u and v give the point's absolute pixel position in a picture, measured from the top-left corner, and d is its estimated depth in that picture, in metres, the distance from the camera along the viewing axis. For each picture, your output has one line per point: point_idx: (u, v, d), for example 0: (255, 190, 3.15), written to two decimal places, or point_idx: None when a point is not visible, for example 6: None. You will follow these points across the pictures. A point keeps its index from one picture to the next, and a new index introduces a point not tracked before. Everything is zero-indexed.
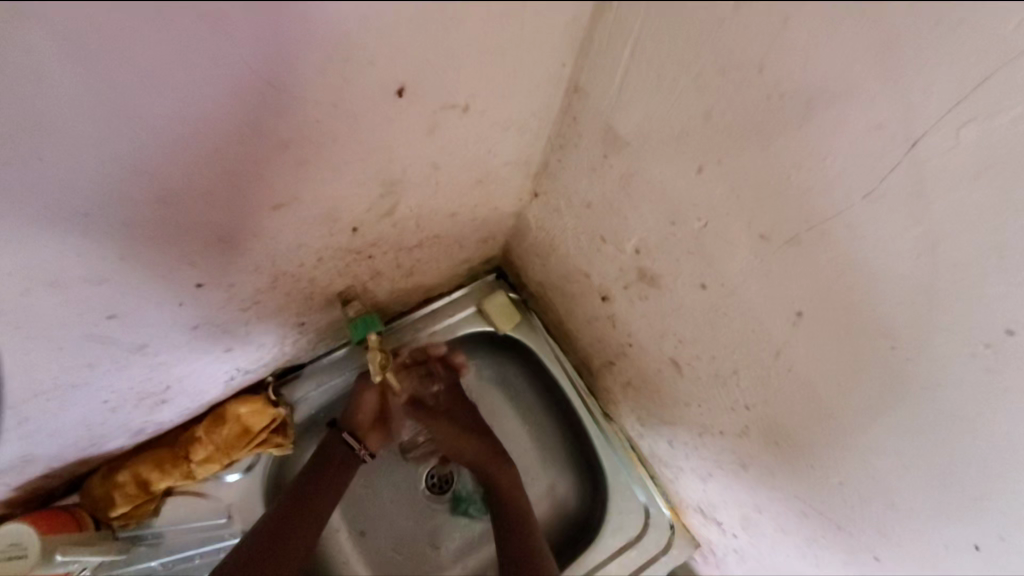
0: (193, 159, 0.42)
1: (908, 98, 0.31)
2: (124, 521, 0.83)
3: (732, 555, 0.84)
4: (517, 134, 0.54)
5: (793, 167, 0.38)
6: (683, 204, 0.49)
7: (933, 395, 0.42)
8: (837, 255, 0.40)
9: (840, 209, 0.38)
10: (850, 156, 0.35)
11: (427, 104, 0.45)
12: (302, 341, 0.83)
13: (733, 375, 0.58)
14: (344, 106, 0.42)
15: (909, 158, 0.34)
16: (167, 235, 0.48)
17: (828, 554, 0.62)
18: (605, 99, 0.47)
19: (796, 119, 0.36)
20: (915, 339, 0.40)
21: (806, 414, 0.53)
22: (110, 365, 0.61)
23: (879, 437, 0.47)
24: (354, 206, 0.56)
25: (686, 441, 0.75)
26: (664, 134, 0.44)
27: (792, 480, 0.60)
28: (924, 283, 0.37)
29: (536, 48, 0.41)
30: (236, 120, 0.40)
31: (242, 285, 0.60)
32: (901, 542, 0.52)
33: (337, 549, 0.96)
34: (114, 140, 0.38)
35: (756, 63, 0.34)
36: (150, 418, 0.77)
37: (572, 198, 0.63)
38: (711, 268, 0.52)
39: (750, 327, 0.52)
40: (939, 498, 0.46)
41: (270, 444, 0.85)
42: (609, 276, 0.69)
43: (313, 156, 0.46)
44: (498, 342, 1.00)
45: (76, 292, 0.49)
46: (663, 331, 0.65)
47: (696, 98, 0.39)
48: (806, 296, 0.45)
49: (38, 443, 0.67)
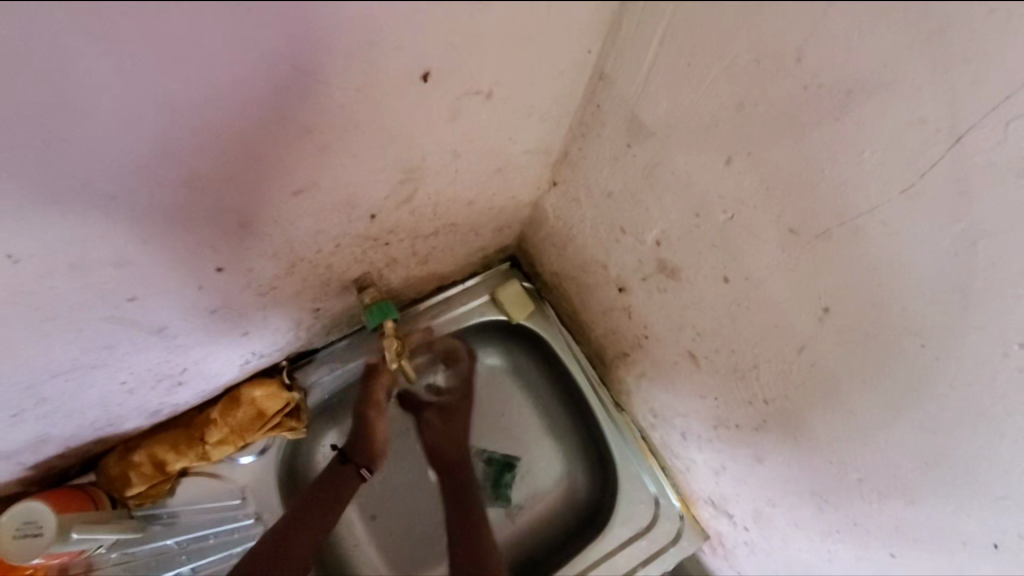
0: (216, 143, 0.41)
1: (955, 89, 0.30)
2: (140, 501, 0.85)
3: (742, 548, 0.84)
4: (539, 121, 0.53)
5: (827, 161, 0.38)
6: (709, 197, 0.48)
7: (962, 395, 0.41)
8: (868, 253, 0.40)
9: (876, 205, 0.37)
10: (888, 146, 0.34)
11: (452, 89, 0.44)
12: (316, 327, 0.83)
13: (753, 370, 0.58)
14: (369, 91, 0.41)
15: (951, 153, 0.33)
16: (189, 219, 0.47)
17: (843, 549, 0.62)
18: (631, 88, 0.46)
19: (833, 111, 0.35)
20: (946, 336, 0.39)
21: (826, 411, 0.52)
22: (129, 347, 0.61)
23: (899, 434, 0.47)
24: (373, 193, 0.56)
25: (700, 433, 0.75)
26: (692, 125, 0.44)
27: (808, 475, 0.60)
28: (959, 281, 0.37)
29: (566, 36, 0.40)
30: (263, 103, 0.39)
31: (261, 270, 0.60)
32: (918, 539, 0.52)
33: (349, 533, 0.97)
34: (137, 122, 0.37)
35: (794, 55, 0.33)
36: (167, 399, 0.78)
37: (591, 188, 0.63)
38: (734, 261, 0.51)
39: (774, 322, 0.51)
40: (959, 496, 0.46)
41: (284, 428, 0.86)
42: (626, 267, 0.68)
43: (335, 142, 0.45)
44: (511, 332, 1.00)
45: (99, 275, 0.49)
46: (681, 324, 0.65)
47: (728, 88, 0.38)
48: (833, 292, 0.44)
49: (55, 423, 0.68)
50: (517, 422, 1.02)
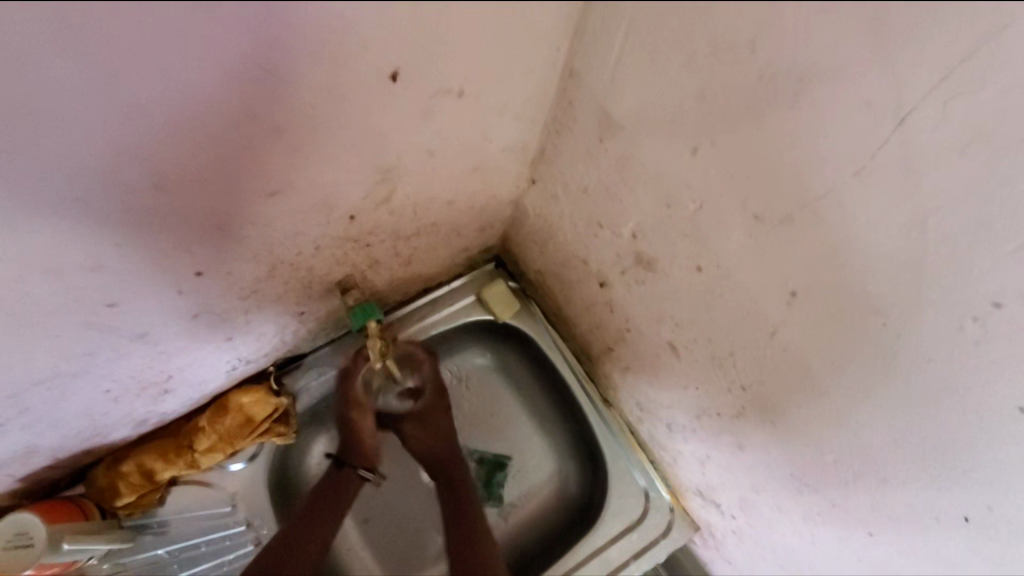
0: (188, 145, 0.42)
1: (896, 75, 0.31)
2: (130, 510, 0.85)
3: (731, 537, 0.85)
4: (513, 119, 0.55)
5: (785, 147, 0.38)
6: (678, 187, 0.49)
7: (922, 370, 0.42)
8: (829, 233, 0.41)
9: (833, 188, 0.38)
10: (841, 131, 0.35)
11: (423, 89, 0.45)
12: (302, 331, 0.84)
13: (730, 357, 0.59)
14: (339, 92, 0.42)
15: (898, 135, 0.34)
16: (166, 222, 0.48)
17: (824, 532, 0.63)
18: (599, 83, 0.47)
19: (789, 97, 0.36)
20: (907, 313, 0.40)
21: (801, 395, 0.53)
22: (112, 354, 0.62)
23: (870, 414, 0.48)
24: (350, 194, 0.57)
25: (684, 424, 0.76)
26: (658, 117, 0.45)
27: (787, 459, 0.61)
28: (914, 258, 0.38)
29: (532, 33, 0.41)
30: (232, 105, 0.39)
31: (242, 273, 0.61)
32: (894, 517, 0.53)
33: (341, 537, 0.97)
34: (109, 124, 0.38)
35: (747, 45, 0.33)
36: (153, 407, 0.78)
37: (568, 184, 0.64)
38: (705, 250, 0.52)
39: (746, 308, 0.52)
40: (930, 472, 0.47)
41: (273, 433, 0.86)
42: (606, 261, 0.69)
43: (309, 143, 0.46)
44: (498, 331, 1.01)
45: (78, 281, 0.49)
46: (660, 316, 0.66)
47: (688, 78, 0.39)
48: (799, 276, 0.45)
49: (41, 433, 0.68)
50: (507, 421, 1.03)
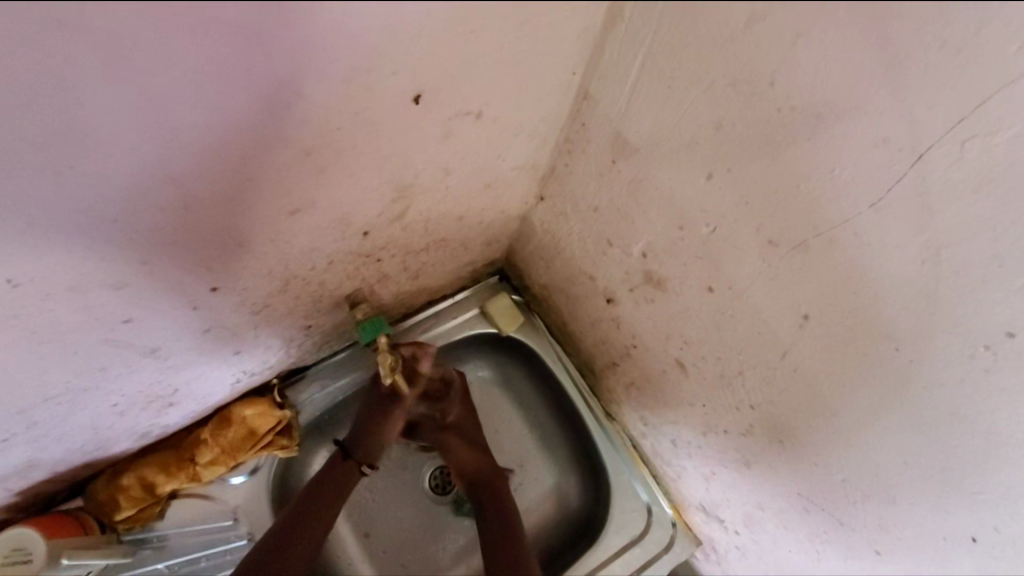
0: (216, 166, 0.42)
1: (914, 115, 0.32)
2: (129, 525, 0.84)
3: (734, 552, 0.85)
4: (528, 140, 0.55)
5: (801, 176, 0.39)
6: (692, 210, 0.50)
7: (932, 394, 0.43)
8: (841, 260, 0.42)
9: (848, 218, 0.39)
10: (856, 164, 0.36)
11: (444, 111, 0.45)
12: (307, 344, 0.83)
13: (738, 376, 0.60)
14: (364, 115, 0.42)
15: (915, 170, 0.34)
16: (188, 241, 0.48)
17: (830, 549, 0.64)
18: (615, 108, 0.48)
19: (807, 130, 0.36)
20: (918, 339, 0.41)
21: (810, 415, 0.54)
22: (122, 369, 0.61)
23: (878, 434, 0.49)
24: (366, 211, 0.57)
25: (689, 440, 0.77)
26: (674, 142, 0.46)
27: (794, 476, 0.62)
28: (926, 287, 0.38)
29: (553, 58, 0.42)
30: (262, 128, 0.40)
31: (255, 289, 0.61)
32: (902, 536, 0.54)
33: (341, 551, 0.96)
34: (141, 147, 0.38)
35: (767, 78, 0.35)
36: (157, 421, 0.78)
37: (578, 203, 0.65)
38: (717, 271, 0.53)
39: (757, 329, 0.53)
40: (938, 493, 0.48)
41: (275, 447, 0.86)
42: (614, 279, 0.70)
43: (329, 164, 0.47)
44: (501, 344, 1.02)
45: (96, 299, 0.49)
46: (668, 333, 0.67)
47: (706, 108, 0.40)
48: (811, 300, 0.46)
49: (45, 447, 0.68)
50: (508, 435, 1.03)
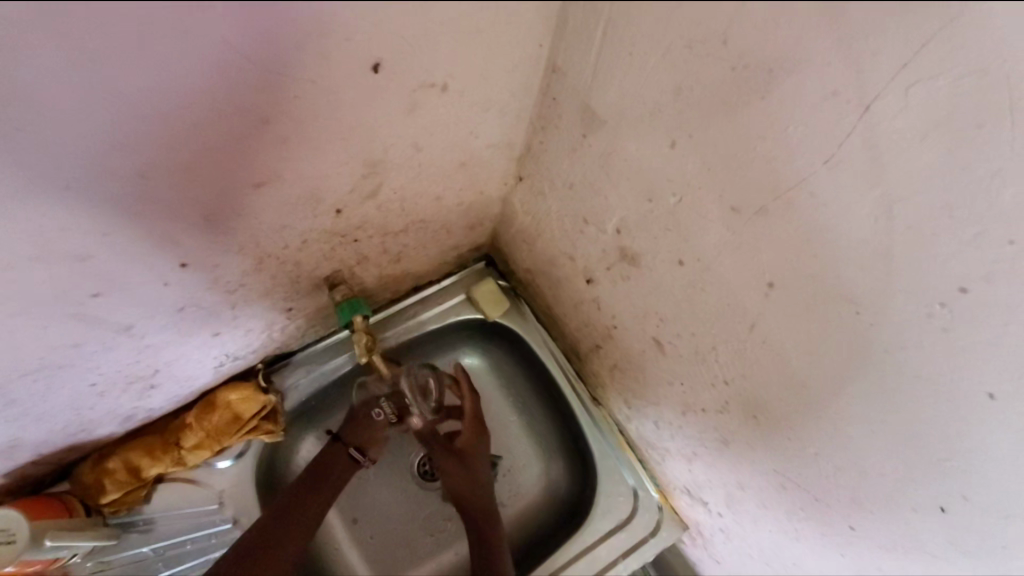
0: (172, 135, 0.42)
1: (861, 68, 0.31)
2: (114, 508, 0.85)
3: (718, 536, 0.85)
4: (498, 115, 0.55)
5: (759, 137, 0.39)
6: (659, 180, 0.50)
7: (895, 361, 0.42)
8: (802, 224, 0.41)
9: (806, 177, 0.39)
10: (810, 122, 0.36)
11: (407, 82, 0.45)
12: (291, 328, 0.84)
13: (712, 351, 0.59)
14: (322, 82, 0.42)
15: (864, 123, 0.34)
16: (151, 211, 0.48)
17: (807, 527, 0.63)
18: (582, 79, 0.48)
19: (761, 88, 0.36)
20: (878, 302, 0.41)
21: (782, 387, 0.54)
22: (97, 346, 0.62)
23: (847, 404, 0.49)
24: (336, 188, 0.57)
25: (671, 421, 0.77)
26: (639, 111, 0.46)
27: (771, 452, 0.61)
28: (883, 247, 0.38)
29: (514, 27, 0.41)
30: (215, 95, 0.40)
31: (228, 266, 0.61)
32: (873, 509, 0.53)
33: (329, 536, 0.97)
34: (91, 112, 0.38)
35: (721, 36, 0.34)
36: (140, 403, 0.78)
37: (554, 180, 0.65)
38: (687, 243, 0.53)
39: (727, 302, 0.53)
40: (907, 464, 0.47)
41: (261, 431, 0.86)
42: (592, 258, 0.70)
43: (289, 135, 0.47)
44: (489, 331, 1.01)
45: (62, 270, 0.49)
46: (645, 311, 0.66)
47: (665, 71, 0.40)
48: (776, 266, 0.46)
49: (25, 427, 0.68)
50: (496, 421, 1.03)
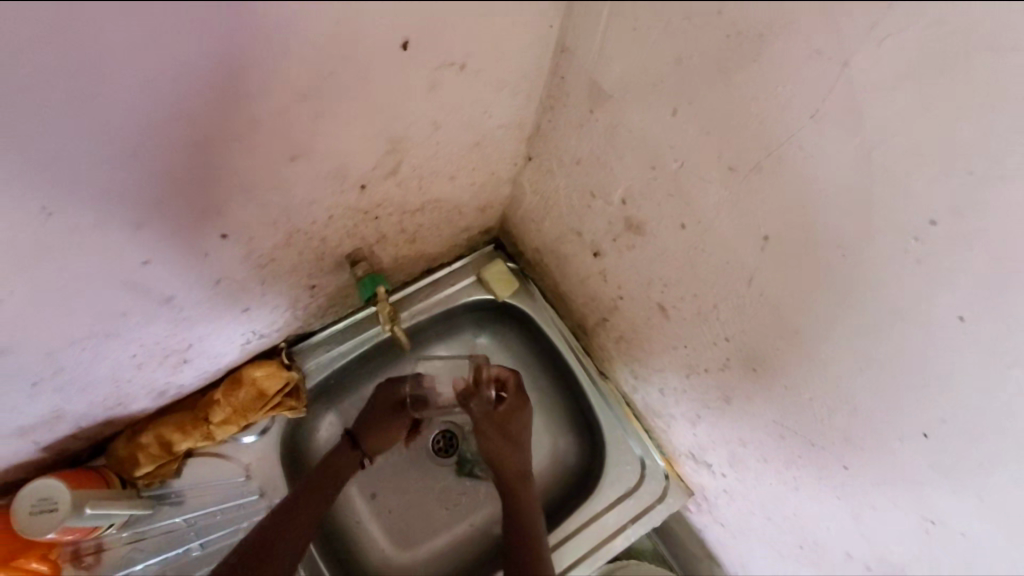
0: (220, 112, 0.46)
1: (840, 31, 0.36)
2: (149, 480, 0.89)
3: (723, 497, 0.89)
4: (511, 94, 0.60)
5: (752, 99, 0.43)
6: (662, 147, 0.54)
7: (878, 299, 0.47)
8: (793, 178, 0.46)
9: (794, 133, 0.43)
10: (798, 80, 0.40)
11: (430, 60, 0.49)
12: (312, 306, 0.88)
13: (713, 310, 0.64)
14: (352, 60, 0.46)
15: (844, 77, 0.38)
16: (198, 183, 0.53)
17: (804, 473, 0.68)
18: (589, 56, 0.52)
19: (752, 55, 0.40)
20: (860, 245, 0.45)
21: (779, 337, 0.58)
22: (140, 317, 0.66)
23: (837, 348, 0.53)
24: (362, 164, 0.62)
25: (675, 386, 0.81)
26: (643, 83, 0.50)
27: (769, 403, 0.65)
28: (864, 193, 0.42)
29: (528, 7, 0.46)
30: (260, 77, 0.44)
31: (261, 240, 0.66)
32: (863, 447, 0.58)
33: (350, 509, 1.01)
34: (152, 89, 0.42)
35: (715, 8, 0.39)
36: (172, 378, 0.82)
37: (563, 157, 0.69)
38: (688, 206, 0.57)
39: (726, 260, 0.57)
40: (893, 399, 0.51)
41: (285, 407, 0.91)
42: (599, 230, 0.74)
43: (323, 110, 0.51)
44: (498, 311, 1.06)
45: (118, 239, 0.54)
46: (650, 278, 0.71)
47: (666, 44, 0.44)
48: (769, 220, 0.50)
49: (70, 397, 0.73)
50: None
